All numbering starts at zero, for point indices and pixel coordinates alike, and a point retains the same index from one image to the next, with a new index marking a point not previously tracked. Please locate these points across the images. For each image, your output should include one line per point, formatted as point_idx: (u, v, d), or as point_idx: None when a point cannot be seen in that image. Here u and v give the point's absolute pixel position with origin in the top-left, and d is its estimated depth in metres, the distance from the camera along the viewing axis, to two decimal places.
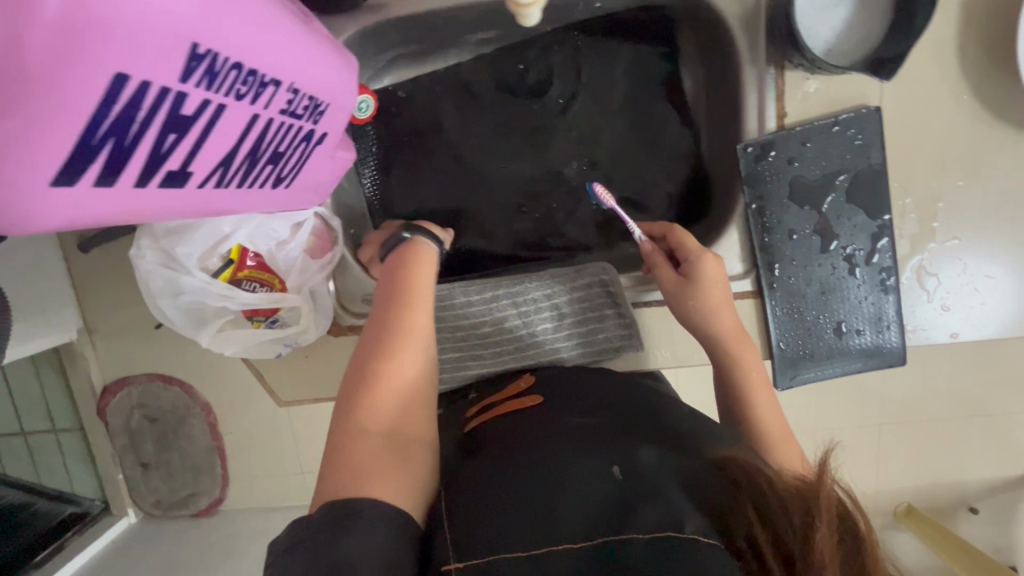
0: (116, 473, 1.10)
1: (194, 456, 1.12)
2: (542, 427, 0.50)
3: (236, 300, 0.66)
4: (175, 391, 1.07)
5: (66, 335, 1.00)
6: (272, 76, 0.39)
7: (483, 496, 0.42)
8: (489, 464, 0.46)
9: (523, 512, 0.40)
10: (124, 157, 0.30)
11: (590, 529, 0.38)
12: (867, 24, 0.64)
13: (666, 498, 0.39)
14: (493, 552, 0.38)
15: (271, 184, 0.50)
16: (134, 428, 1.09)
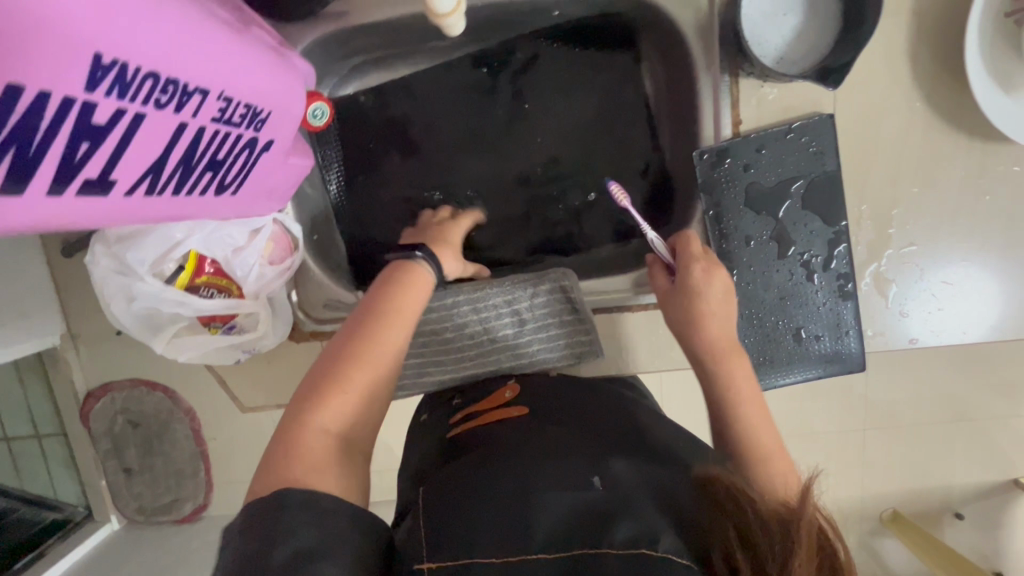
0: (99, 479, 1.04)
1: (176, 461, 1.05)
2: (530, 438, 0.54)
3: (191, 305, 0.65)
4: (158, 396, 1.03)
5: (49, 338, 0.96)
6: (196, 85, 0.39)
7: (468, 504, 0.45)
8: (476, 471, 0.49)
9: (505, 520, 0.42)
10: (31, 165, 0.31)
11: (567, 538, 0.41)
12: (816, 33, 0.65)
13: (644, 515, 0.42)
14: (464, 555, 0.41)
15: (212, 191, 0.50)
16: (118, 433, 1.04)
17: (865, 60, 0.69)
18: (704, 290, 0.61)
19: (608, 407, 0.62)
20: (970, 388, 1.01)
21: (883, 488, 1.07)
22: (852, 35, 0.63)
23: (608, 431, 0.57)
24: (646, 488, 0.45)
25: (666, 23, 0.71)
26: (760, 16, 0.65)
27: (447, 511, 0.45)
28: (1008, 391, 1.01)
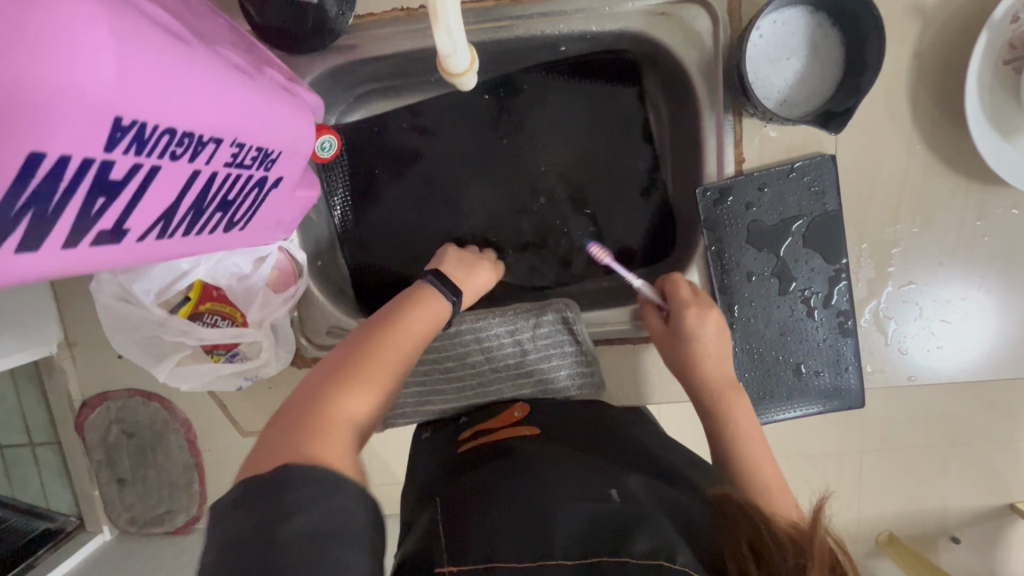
0: (90, 490, 0.98)
1: (171, 474, 0.99)
2: (550, 450, 0.59)
3: (195, 335, 0.65)
4: (154, 407, 0.97)
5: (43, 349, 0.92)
6: (211, 135, 0.39)
7: (492, 517, 0.50)
8: (499, 483, 0.54)
9: (533, 526, 0.48)
10: (48, 223, 0.31)
11: (588, 549, 0.45)
12: (820, 78, 0.66)
13: (663, 530, 0.46)
14: (489, 560, 0.46)
15: (221, 229, 0.51)
16: (111, 444, 0.98)
17: (866, 102, 0.70)
18: (694, 334, 0.66)
19: (615, 428, 0.66)
20: (967, 418, 1.02)
21: (881, 516, 1.07)
22: (855, 80, 0.64)
23: (619, 454, 0.60)
24: (662, 506, 0.50)
25: (671, 62, 0.72)
26: (766, 60, 0.66)
27: (473, 522, 0.50)
28: (1006, 425, 1.02)
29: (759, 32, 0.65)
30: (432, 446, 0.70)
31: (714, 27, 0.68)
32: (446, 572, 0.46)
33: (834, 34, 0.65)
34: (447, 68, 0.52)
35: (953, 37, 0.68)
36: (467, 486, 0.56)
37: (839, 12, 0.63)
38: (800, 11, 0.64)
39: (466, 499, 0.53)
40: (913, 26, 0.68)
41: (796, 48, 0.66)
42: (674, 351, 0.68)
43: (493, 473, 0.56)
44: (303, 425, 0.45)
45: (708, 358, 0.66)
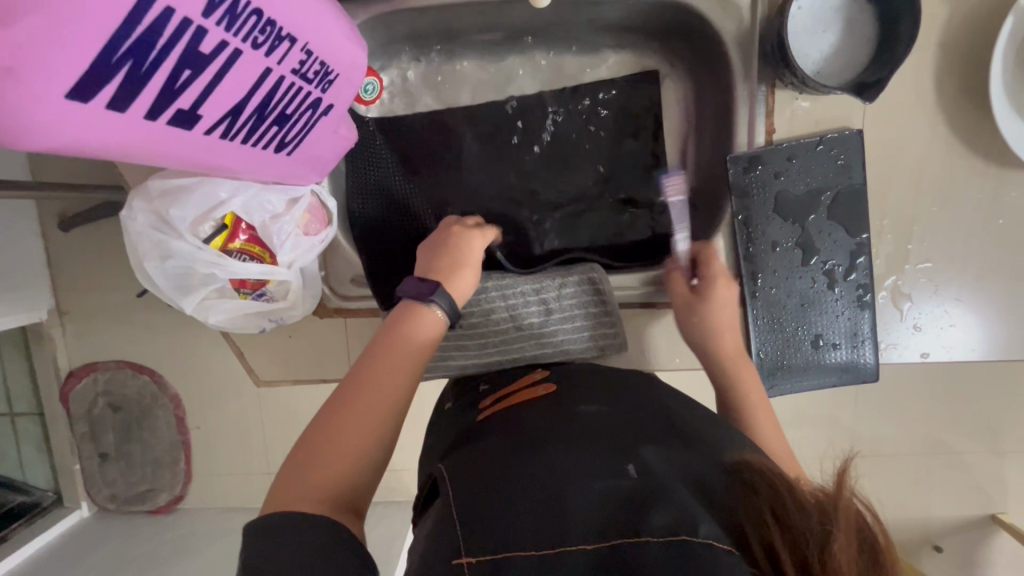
0: (73, 464, 1.10)
1: (155, 449, 1.11)
2: (554, 422, 0.55)
3: (226, 267, 0.65)
4: (143, 379, 1.08)
5: (34, 314, 1.02)
6: (288, 32, 0.40)
7: (506, 503, 0.44)
8: (513, 463, 0.49)
9: (547, 511, 0.42)
10: (140, 83, 0.31)
11: (605, 530, 0.41)
12: (857, 45, 0.69)
13: (683, 503, 0.42)
14: (507, 546, 0.40)
15: (273, 148, 0.51)
16: (97, 415, 1.10)
17: (895, 82, 0.72)
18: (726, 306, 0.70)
19: (629, 386, 0.65)
20: (957, 415, 1.04)
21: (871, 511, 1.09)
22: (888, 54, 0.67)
23: (643, 411, 0.58)
24: (680, 473, 0.46)
25: (708, 32, 0.73)
26: (803, 27, 0.69)
27: (482, 502, 0.45)
28: (990, 428, 1.04)
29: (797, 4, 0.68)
30: (449, 417, 0.68)
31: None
32: (465, 562, 0.40)
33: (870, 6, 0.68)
34: None
35: (979, 23, 0.71)
36: (476, 463, 0.51)
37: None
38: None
39: (479, 480, 0.48)
40: (942, 11, 0.71)
41: (833, 14, 0.69)
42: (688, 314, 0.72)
43: (502, 447, 0.52)
44: (284, 499, 0.43)
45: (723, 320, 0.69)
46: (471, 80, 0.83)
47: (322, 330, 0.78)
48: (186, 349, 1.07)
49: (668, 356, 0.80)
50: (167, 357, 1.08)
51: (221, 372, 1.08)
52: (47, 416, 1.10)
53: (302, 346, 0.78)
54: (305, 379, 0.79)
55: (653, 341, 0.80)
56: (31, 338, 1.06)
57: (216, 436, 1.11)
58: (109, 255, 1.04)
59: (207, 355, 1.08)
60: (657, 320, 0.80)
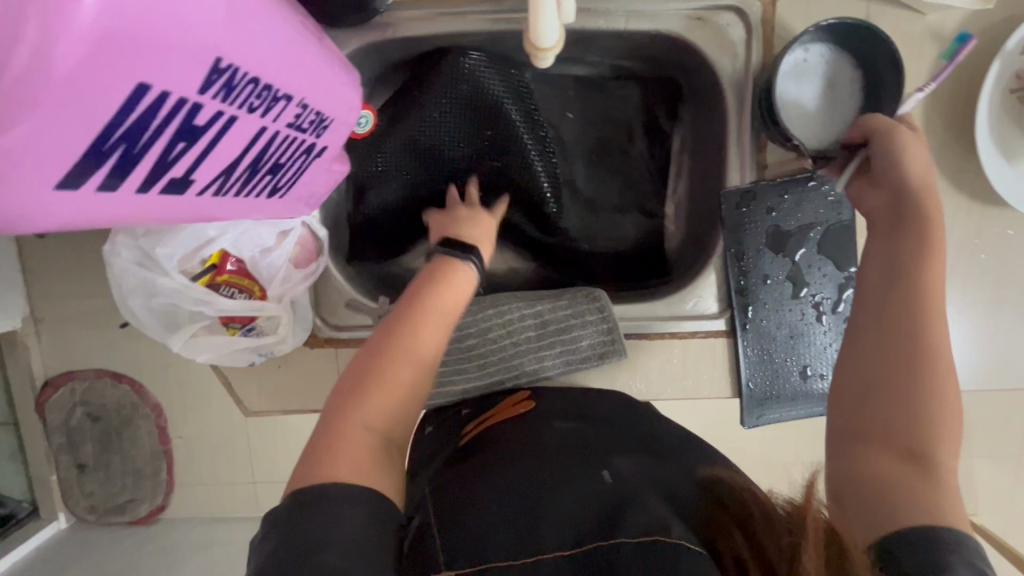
0: (50, 474, 1.07)
1: (136, 459, 1.08)
2: (533, 431, 0.58)
3: (213, 305, 0.64)
4: (124, 388, 1.05)
5: (6, 324, 0.99)
6: (284, 92, 0.39)
7: (479, 511, 0.46)
8: (495, 471, 0.51)
9: (526, 523, 0.44)
10: (132, 164, 0.30)
11: (580, 535, 0.43)
12: (834, 112, 0.70)
13: (652, 507, 0.43)
14: (485, 559, 0.42)
15: (266, 194, 0.49)
16: (75, 426, 1.06)
17: None
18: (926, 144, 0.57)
19: (614, 405, 0.66)
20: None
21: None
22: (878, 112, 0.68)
23: (627, 430, 0.59)
24: (651, 485, 0.48)
25: (702, 64, 0.73)
26: (795, 79, 0.69)
27: (463, 521, 0.45)
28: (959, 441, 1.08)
29: (799, 52, 0.68)
30: (431, 447, 0.69)
31: (748, 35, 0.70)
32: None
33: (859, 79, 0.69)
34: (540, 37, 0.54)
35: (965, 64, 0.72)
36: (459, 485, 0.50)
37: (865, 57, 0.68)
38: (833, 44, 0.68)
39: (459, 493, 0.49)
40: (931, 51, 0.72)
41: (819, 76, 0.69)
42: (892, 165, 0.55)
43: (481, 468, 0.52)
44: (325, 455, 0.43)
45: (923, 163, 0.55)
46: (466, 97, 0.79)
47: (316, 362, 0.75)
48: (169, 363, 1.05)
49: (660, 386, 0.80)
50: (148, 370, 1.06)
51: (204, 386, 1.07)
52: (21, 425, 1.07)
53: (296, 380, 0.75)
54: (296, 410, 0.76)
55: (647, 369, 0.79)
56: (4, 346, 1.03)
57: (198, 450, 1.09)
58: (85, 268, 1.01)
59: (189, 369, 1.06)
60: (658, 348, 0.79)
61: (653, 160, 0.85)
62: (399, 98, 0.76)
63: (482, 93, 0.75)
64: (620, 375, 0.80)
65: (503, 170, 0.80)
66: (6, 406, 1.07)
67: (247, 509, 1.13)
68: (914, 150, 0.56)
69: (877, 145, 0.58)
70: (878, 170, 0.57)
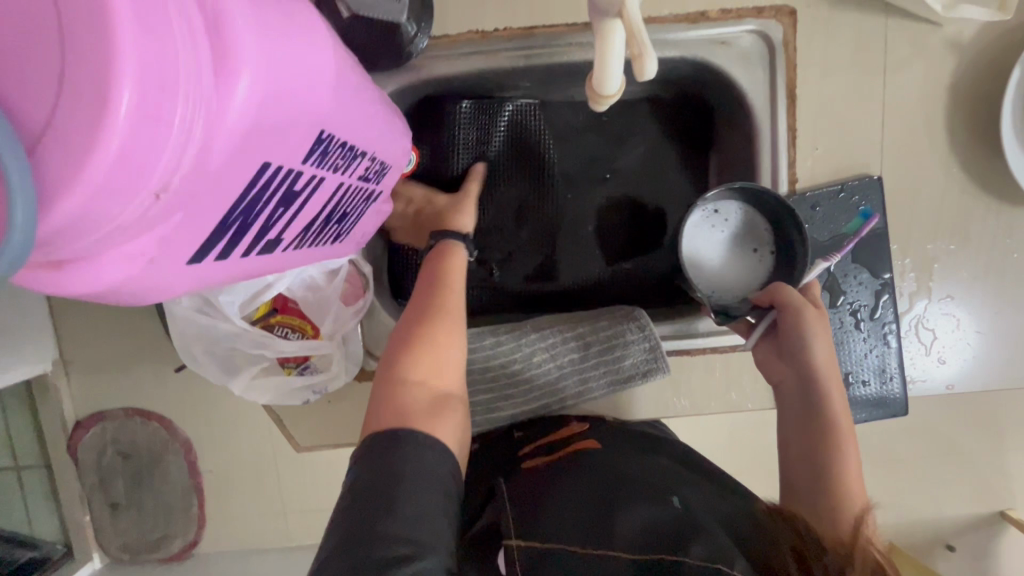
0: (81, 515, 1.07)
1: (168, 496, 1.09)
2: (604, 451, 0.62)
3: (273, 346, 0.65)
4: (153, 426, 1.07)
5: (38, 367, 1.01)
6: (362, 150, 0.41)
7: (549, 501, 0.52)
8: (567, 475, 0.56)
9: (596, 517, 0.50)
10: (243, 233, 0.32)
11: (645, 545, 0.46)
12: (744, 275, 0.77)
13: (719, 542, 0.46)
14: (553, 540, 0.48)
15: (330, 241, 0.51)
16: (106, 463, 1.08)
17: (908, 130, 0.75)
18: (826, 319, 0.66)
19: (669, 446, 0.68)
20: (958, 424, 1.10)
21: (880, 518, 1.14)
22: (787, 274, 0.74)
23: (675, 464, 0.64)
24: (715, 520, 0.52)
25: (727, 85, 0.75)
26: (708, 237, 0.76)
27: (534, 509, 0.52)
28: (997, 435, 1.09)
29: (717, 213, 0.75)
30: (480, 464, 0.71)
31: (770, 56, 0.72)
32: (515, 546, 0.48)
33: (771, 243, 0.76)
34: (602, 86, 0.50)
35: (986, 70, 0.74)
36: (535, 480, 0.57)
37: (775, 222, 0.74)
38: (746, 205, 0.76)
39: (538, 489, 0.55)
40: (950, 61, 0.73)
41: (734, 236, 0.76)
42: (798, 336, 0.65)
43: (552, 471, 0.58)
44: (382, 411, 0.49)
45: (825, 345, 0.65)
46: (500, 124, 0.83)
47: (364, 396, 0.76)
48: (210, 401, 1.08)
49: (703, 402, 0.80)
50: (188, 408, 1.08)
51: (245, 421, 1.09)
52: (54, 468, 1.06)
53: (345, 414, 0.77)
54: (346, 443, 0.77)
55: (688, 385, 0.80)
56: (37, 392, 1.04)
57: (230, 482, 1.10)
58: (120, 313, 1.02)
59: (229, 405, 1.08)
60: (698, 363, 0.80)
61: (679, 178, 0.86)
62: (435, 134, 0.81)
63: (517, 122, 0.82)
64: (661, 391, 0.80)
65: (535, 195, 0.85)
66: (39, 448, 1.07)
67: (282, 540, 1.13)
68: (818, 330, 0.64)
69: (787, 319, 0.66)
70: (783, 341, 0.66)
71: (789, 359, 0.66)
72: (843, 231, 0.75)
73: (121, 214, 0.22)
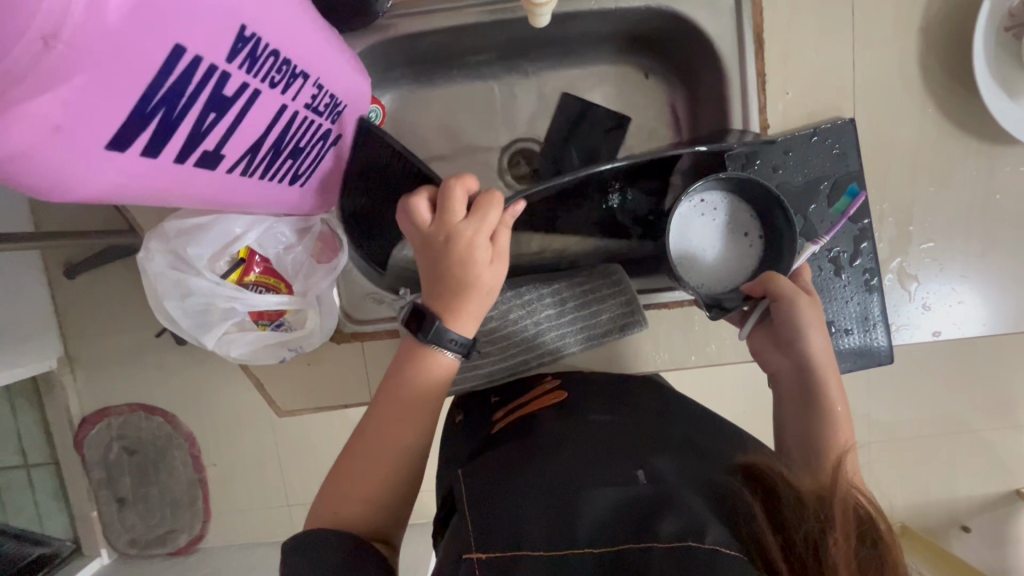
0: (90, 510, 1.09)
1: (173, 490, 1.11)
2: (573, 423, 0.60)
3: (244, 300, 0.65)
4: (157, 421, 1.08)
5: (44, 364, 1.00)
6: (301, 69, 0.41)
7: (508, 505, 0.49)
8: (531, 467, 0.54)
9: (560, 515, 0.47)
10: (170, 131, 0.32)
11: (614, 536, 0.44)
12: (735, 264, 0.72)
13: (692, 509, 0.46)
14: (516, 546, 0.46)
15: (288, 180, 0.52)
16: (113, 460, 1.09)
17: (879, 71, 0.74)
18: (818, 306, 0.65)
19: (647, 399, 0.68)
20: (961, 389, 1.08)
21: (892, 492, 1.13)
22: (776, 262, 0.71)
23: (650, 414, 0.64)
24: (688, 482, 0.51)
25: (695, 35, 0.75)
26: (694, 231, 0.72)
27: (493, 512, 0.49)
28: (1003, 400, 1.08)
29: (702, 203, 0.71)
30: (465, 431, 0.72)
31: (736, 1, 0.72)
32: (476, 558, 0.46)
33: (761, 228, 0.72)
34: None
35: (954, 5, 0.73)
36: (491, 473, 0.55)
37: (763, 206, 0.70)
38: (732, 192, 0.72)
39: (494, 491, 0.52)
40: (918, 0, 0.73)
41: (723, 226, 0.72)
42: (791, 326, 0.64)
43: (512, 462, 0.56)
44: (325, 508, 0.54)
45: (820, 334, 0.64)
46: (474, 86, 0.84)
47: (343, 356, 0.76)
48: (202, 389, 1.07)
49: (684, 356, 0.80)
50: (182, 396, 1.08)
51: (239, 408, 1.08)
52: (63, 465, 1.08)
53: (325, 376, 0.77)
54: (327, 406, 0.78)
55: (670, 340, 0.80)
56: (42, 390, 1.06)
57: (232, 472, 1.11)
58: (112, 300, 1.04)
59: (222, 393, 1.08)
60: (677, 317, 0.79)
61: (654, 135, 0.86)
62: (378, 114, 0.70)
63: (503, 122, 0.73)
64: (642, 348, 0.80)
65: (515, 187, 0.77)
66: (46, 445, 1.08)
67: (286, 529, 1.13)
68: (812, 319, 0.64)
69: (781, 309, 0.65)
70: (782, 333, 0.65)
71: (784, 350, 0.66)
72: (829, 212, 0.75)
73: (9, 57, 0.23)
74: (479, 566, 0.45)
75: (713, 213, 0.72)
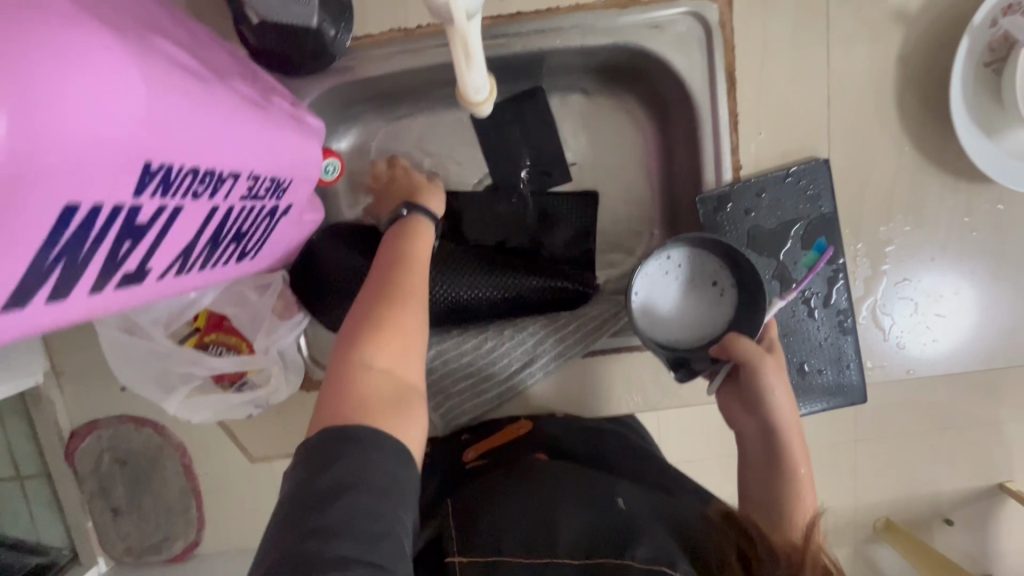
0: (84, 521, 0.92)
1: (166, 498, 0.94)
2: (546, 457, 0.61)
3: (204, 364, 0.64)
4: (147, 432, 0.91)
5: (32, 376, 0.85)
6: (230, 171, 0.40)
7: (491, 517, 0.51)
8: (509, 483, 0.55)
9: (538, 528, 0.49)
10: (79, 273, 0.31)
11: (590, 548, 0.46)
12: (707, 319, 0.72)
13: (661, 539, 0.47)
14: (497, 552, 0.47)
15: (235, 261, 0.51)
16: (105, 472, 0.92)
17: (856, 108, 0.72)
18: (783, 368, 0.66)
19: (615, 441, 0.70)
20: None
21: (879, 493, 1.04)
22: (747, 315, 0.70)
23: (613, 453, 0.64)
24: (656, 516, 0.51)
25: (667, 71, 0.71)
26: (659, 290, 0.71)
27: (474, 524, 0.51)
28: None
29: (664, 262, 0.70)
30: (439, 465, 0.72)
31: (708, 38, 0.69)
32: (458, 561, 0.48)
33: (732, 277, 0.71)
34: (469, 96, 0.56)
35: (933, 39, 0.70)
36: (475, 486, 0.57)
37: (732, 257, 0.69)
38: (699, 247, 0.70)
39: (475, 501, 0.54)
40: (896, 33, 0.70)
41: (689, 282, 0.72)
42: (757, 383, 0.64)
43: (498, 478, 0.57)
44: (345, 393, 0.43)
45: (786, 395, 0.65)
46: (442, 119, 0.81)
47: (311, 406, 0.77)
48: None
49: (657, 397, 0.80)
50: None
51: None
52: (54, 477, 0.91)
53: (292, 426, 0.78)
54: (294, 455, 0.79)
55: (640, 381, 0.79)
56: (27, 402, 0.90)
57: None
58: None
59: None
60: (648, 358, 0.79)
61: (628, 168, 0.84)
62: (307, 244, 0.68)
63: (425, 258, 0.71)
64: (613, 389, 0.80)
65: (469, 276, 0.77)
66: None
67: None
68: (777, 382, 0.64)
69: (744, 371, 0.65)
70: (747, 399, 0.66)
71: (752, 415, 0.66)
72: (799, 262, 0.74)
73: None
74: (462, 567, 0.47)
75: (682, 272, 0.71)
